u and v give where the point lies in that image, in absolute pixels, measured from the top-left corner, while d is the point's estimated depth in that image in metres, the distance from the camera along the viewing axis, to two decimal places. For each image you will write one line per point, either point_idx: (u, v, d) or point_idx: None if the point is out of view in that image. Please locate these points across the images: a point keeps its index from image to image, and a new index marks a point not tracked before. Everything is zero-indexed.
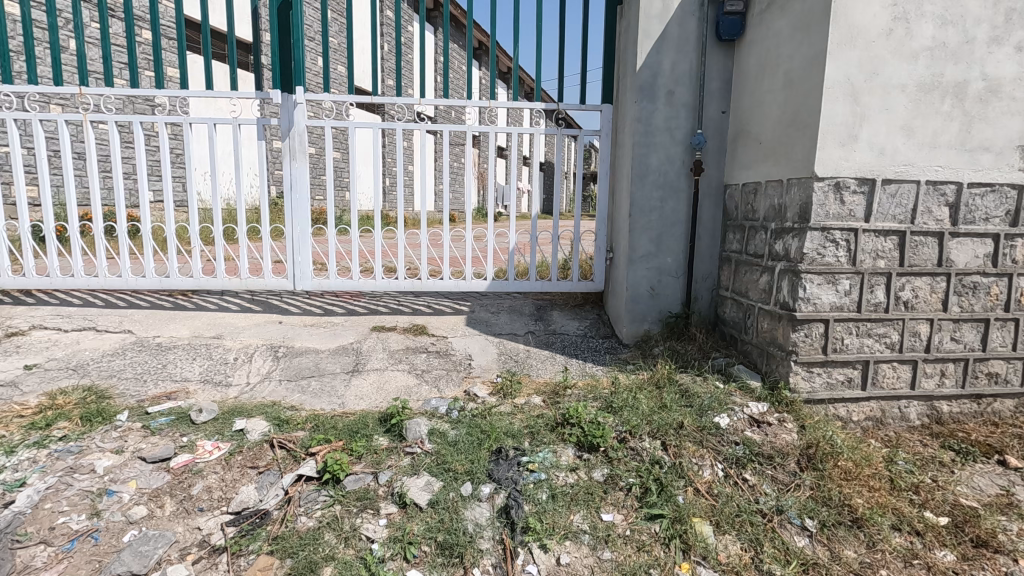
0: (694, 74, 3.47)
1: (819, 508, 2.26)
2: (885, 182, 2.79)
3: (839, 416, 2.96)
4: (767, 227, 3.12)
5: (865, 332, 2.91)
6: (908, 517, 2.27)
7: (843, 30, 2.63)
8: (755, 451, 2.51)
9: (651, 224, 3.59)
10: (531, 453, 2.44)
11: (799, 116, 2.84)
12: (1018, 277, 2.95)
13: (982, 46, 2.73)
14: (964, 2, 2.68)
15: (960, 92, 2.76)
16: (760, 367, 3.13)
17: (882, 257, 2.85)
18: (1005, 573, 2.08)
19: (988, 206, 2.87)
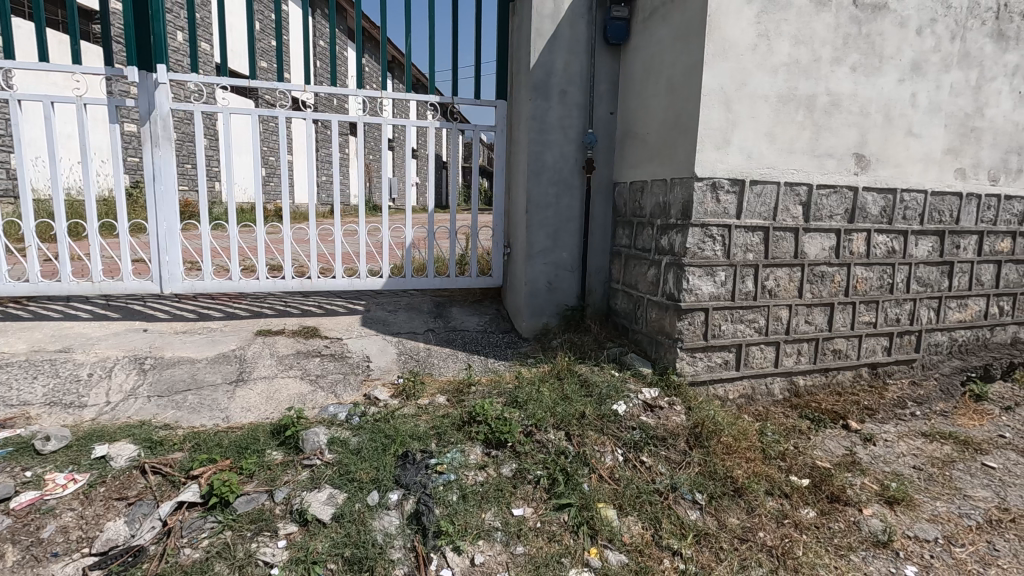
0: (585, 75, 3.59)
1: (707, 482, 2.47)
2: (752, 183, 3.10)
3: (718, 395, 3.25)
4: (653, 223, 3.33)
5: (738, 319, 3.22)
6: (778, 482, 2.55)
7: (717, 42, 2.87)
8: (650, 434, 2.68)
9: (547, 220, 3.67)
10: (439, 454, 2.39)
11: (681, 120, 3.06)
12: (854, 266, 3.43)
13: (827, 65, 3.12)
14: (812, 25, 3.04)
15: (810, 105, 3.13)
16: (650, 354, 3.34)
17: (750, 250, 3.17)
18: (854, 522, 2.42)
19: (832, 205, 3.30)
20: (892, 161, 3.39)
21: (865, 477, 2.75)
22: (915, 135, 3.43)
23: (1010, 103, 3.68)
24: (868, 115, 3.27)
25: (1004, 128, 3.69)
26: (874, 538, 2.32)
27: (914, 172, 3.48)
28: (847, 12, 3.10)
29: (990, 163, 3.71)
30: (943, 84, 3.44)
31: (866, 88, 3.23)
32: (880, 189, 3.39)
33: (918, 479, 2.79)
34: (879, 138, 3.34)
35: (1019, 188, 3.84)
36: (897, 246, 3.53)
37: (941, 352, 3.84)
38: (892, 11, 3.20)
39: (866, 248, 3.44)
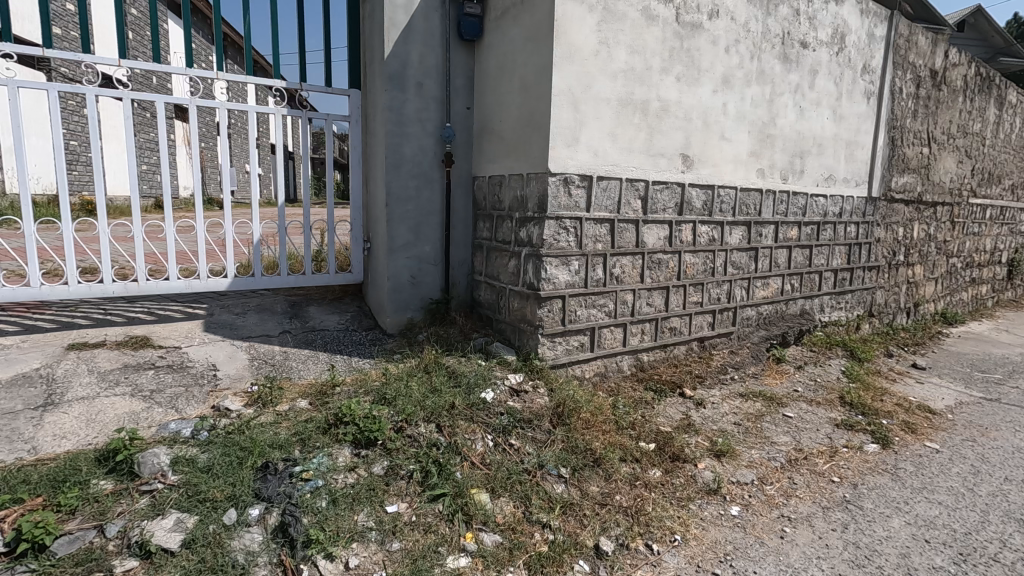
0: (441, 69, 3.60)
1: (570, 457, 2.66)
2: (599, 178, 3.36)
3: (576, 375, 3.50)
4: (512, 216, 3.46)
5: (591, 304, 3.49)
6: (630, 449, 2.83)
7: (564, 46, 3.06)
8: (517, 418, 2.81)
9: (408, 214, 3.63)
10: (304, 461, 2.27)
11: (534, 118, 3.22)
12: (684, 254, 3.90)
13: (657, 74, 3.49)
14: (644, 37, 3.38)
15: (645, 109, 3.48)
16: (514, 342, 3.49)
17: (599, 240, 3.45)
18: (691, 475, 2.79)
19: (665, 199, 3.71)
20: (710, 161, 3.91)
21: (698, 436, 3.16)
22: (727, 139, 3.99)
23: (794, 115, 4.44)
24: (691, 120, 3.73)
25: (790, 136, 4.45)
26: (707, 487, 2.70)
27: (727, 171, 4.04)
28: (671, 29, 3.50)
29: (782, 165, 4.45)
30: (746, 96, 4.04)
31: (688, 97, 3.68)
32: (702, 185, 3.89)
33: (737, 433, 3.29)
34: (700, 141, 3.83)
35: (803, 186, 4.66)
36: (716, 235, 4.09)
37: (752, 324, 4.53)
38: (706, 30, 3.68)
39: (693, 237, 3.93)
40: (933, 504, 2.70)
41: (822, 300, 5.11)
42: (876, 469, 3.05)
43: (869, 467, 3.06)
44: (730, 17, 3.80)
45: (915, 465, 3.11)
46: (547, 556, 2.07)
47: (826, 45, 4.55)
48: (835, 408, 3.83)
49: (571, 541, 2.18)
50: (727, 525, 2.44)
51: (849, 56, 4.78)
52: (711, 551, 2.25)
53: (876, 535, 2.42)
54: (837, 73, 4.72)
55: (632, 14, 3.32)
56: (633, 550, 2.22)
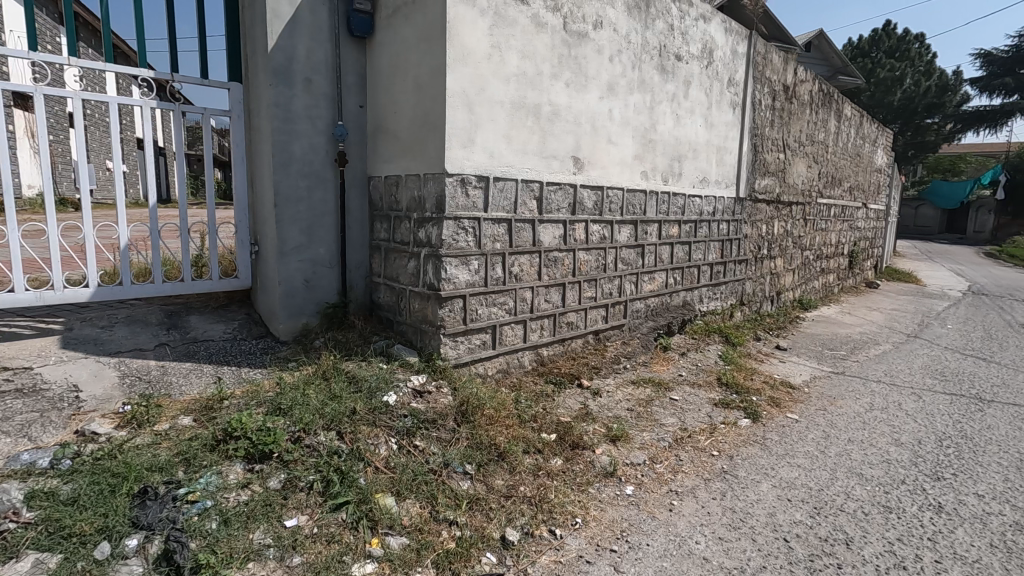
0: (330, 65, 3.48)
1: (474, 453, 2.70)
2: (495, 179, 3.44)
3: (479, 373, 3.55)
4: (410, 216, 3.44)
5: (492, 302, 3.56)
6: (532, 441, 2.94)
7: (456, 48, 3.09)
8: (421, 418, 2.80)
9: (300, 215, 3.47)
10: (189, 482, 2.11)
11: (429, 118, 3.22)
12: (578, 252, 4.10)
13: (547, 79, 3.63)
14: (533, 43, 3.50)
15: (537, 113, 3.61)
16: (415, 343, 3.47)
17: (497, 240, 3.52)
18: (590, 461, 2.95)
19: (559, 200, 3.87)
20: (599, 163, 4.13)
21: (595, 423, 3.35)
22: (613, 143, 4.24)
23: (672, 122, 4.82)
24: (580, 125, 3.92)
25: (669, 141, 4.82)
26: (604, 471, 2.87)
27: (615, 173, 4.30)
28: (559, 36, 3.66)
29: (663, 167, 4.81)
30: (629, 103, 4.32)
31: (577, 102, 3.86)
32: (592, 186, 4.11)
33: (630, 418, 3.52)
34: (589, 144, 4.04)
35: (681, 187, 5.07)
36: (607, 233, 4.33)
37: (641, 316, 4.85)
38: (592, 40, 3.89)
39: (585, 235, 4.14)
40: (794, 467, 3.08)
41: (701, 292, 5.60)
42: (748, 441, 3.41)
43: (743, 440, 3.41)
44: (613, 28, 4.04)
45: (779, 435, 3.52)
46: (454, 552, 2.09)
47: (697, 59, 4.98)
48: (714, 389, 4.22)
49: (478, 535, 2.22)
50: (623, 504, 2.61)
51: (717, 70, 5.27)
52: (609, 530, 2.40)
53: (749, 499, 2.72)
54: (707, 84, 5.19)
55: (522, 21, 3.42)
56: (537, 536, 2.30)
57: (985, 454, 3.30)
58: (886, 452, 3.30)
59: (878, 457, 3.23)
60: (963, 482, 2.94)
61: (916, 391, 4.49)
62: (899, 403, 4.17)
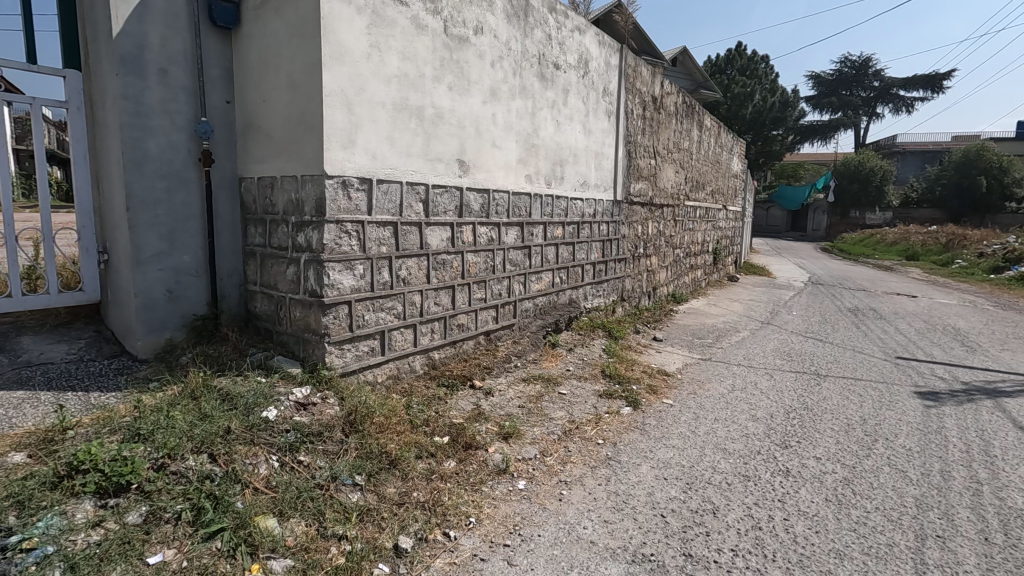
0: (189, 56, 3.20)
1: (364, 463, 2.63)
2: (379, 182, 3.36)
3: (368, 380, 3.44)
4: (287, 220, 3.26)
5: (379, 307, 3.47)
6: (425, 445, 2.92)
7: (332, 46, 2.98)
8: (305, 432, 2.67)
9: (158, 219, 3.15)
10: (23, 528, 1.82)
11: (304, 117, 3.07)
12: (466, 254, 4.13)
13: (429, 82, 3.62)
14: (414, 44, 3.47)
15: (420, 115, 3.59)
16: (298, 354, 3.29)
17: (383, 243, 3.45)
18: (483, 460, 2.99)
19: (445, 202, 3.88)
20: (484, 167, 4.20)
21: (488, 422, 3.40)
22: (497, 147, 4.33)
23: (553, 128, 5.03)
24: (464, 128, 3.96)
25: (550, 146, 5.02)
26: (497, 468, 2.93)
27: (500, 177, 4.39)
28: (440, 39, 3.66)
29: (545, 171, 5.00)
30: (511, 108, 4.44)
31: (460, 106, 3.89)
32: (478, 189, 4.17)
33: (522, 415, 3.62)
34: (474, 147, 4.09)
35: (564, 190, 5.31)
36: (494, 235, 4.42)
37: (530, 315, 5.00)
38: (473, 45, 3.94)
39: (473, 237, 4.18)
40: (669, 448, 3.35)
41: (585, 289, 5.90)
42: (630, 427, 3.65)
43: (625, 427, 3.65)
44: (493, 35, 4.12)
45: (656, 419, 3.82)
46: (345, 568, 2.02)
47: (575, 68, 5.24)
48: (599, 381, 4.47)
49: (369, 547, 2.16)
50: (516, 499, 2.68)
51: (593, 79, 5.59)
52: (502, 526, 2.45)
53: (631, 481, 2.91)
54: (584, 93, 5.47)
55: (401, 21, 3.38)
56: (431, 541, 2.29)
57: (822, 422, 3.83)
58: (745, 426, 3.71)
59: (739, 433, 3.61)
60: (804, 447, 3.38)
61: (769, 371, 5.09)
62: (755, 383, 4.70)
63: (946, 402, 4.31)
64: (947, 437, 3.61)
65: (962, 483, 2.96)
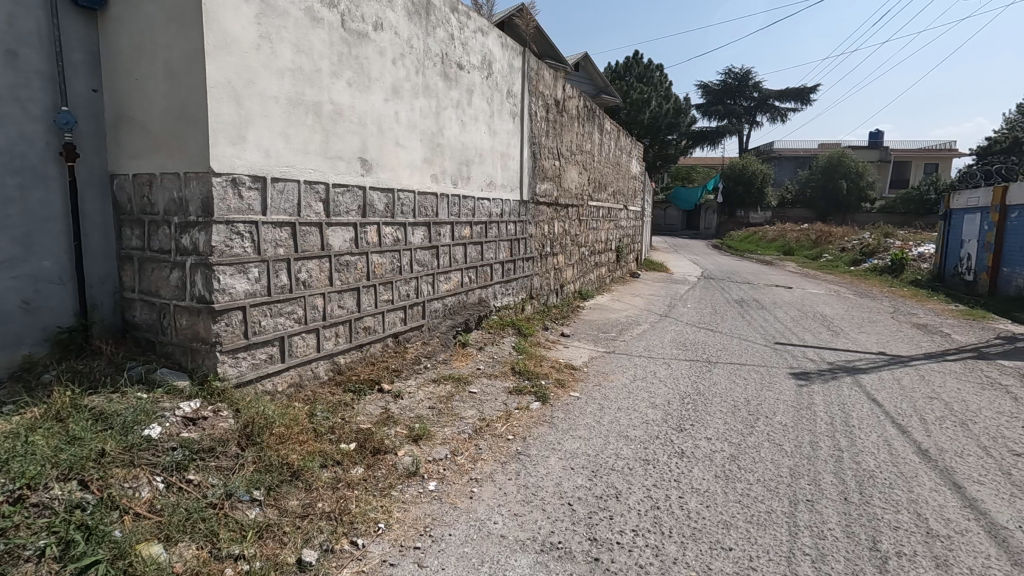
0: (44, 37, 2.85)
1: (263, 476, 2.50)
2: (274, 180, 3.19)
3: (267, 390, 3.25)
4: (169, 221, 3.00)
5: (277, 312, 3.30)
6: (330, 453, 2.82)
7: (216, 34, 2.79)
8: (194, 449, 2.49)
9: (10, 220, 2.78)
10: None
11: (186, 110, 2.85)
12: (371, 255, 4.03)
13: (326, 77, 3.49)
14: (309, 37, 3.33)
15: (317, 111, 3.45)
16: (186, 365, 3.05)
17: (280, 245, 3.27)
18: (393, 463, 2.94)
19: (347, 202, 3.76)
20: (387, 166, 4.12)
21: (397, 426, 3.35)
22: (401, 146, 4.26)
23: (457, 127, 5.04)
24: (365, 126, 3.86)
25: (455, 146, 5.02)
26: (407, 471, 2.89)
27: (404, 177, 4.32)
28: (337, 33, 3.54)
29: (451, 171, 5.00)
30: (415, 107, 4.39)
31: (361, 103, 3.79)
32: (382, 189, 4.08)
33: (432, 416, 3.60)
34: (376, 146, 4.00)
35: (471, 190, 5.33)
36: (400, 235, 4.35)
37: (440, 315, 4.98)
38: (372, 41, 3.85)
39: (378, 237, 4.09)
40: (576, 439, 3.48)
41: (495, 288, 5.96)
42: (539, 421, 3.75)
43: (534, 421, 3.74)
44: (394, 31, 4.05)
45: (564, 412, 3.95)
46: None
47: (478, 69, 5.28)
48: (509, 377, 4.55)
49: (269, 564, 2.06)
50: (426, 500, 2.67)
51: (496, 81, 5.66)
52: (413, 528, 2.42)
53: (539, 473, 3.00)
54: (488, 94, 5.53)
55: (294, 13, 3.23)
56: (338, 551, 2.22)
57: (712, 405, 4.16)
58: (645, 413, 3.95)
59: (639, 420, 3.83)
60: (697, 429, 3.65)
61: (666, 360, 5.44)
62: (654, 372, 5.01)
63: (815, 381, 4.83)
64: (816, 411, 4.06)
65: (827, 451, 3.35)
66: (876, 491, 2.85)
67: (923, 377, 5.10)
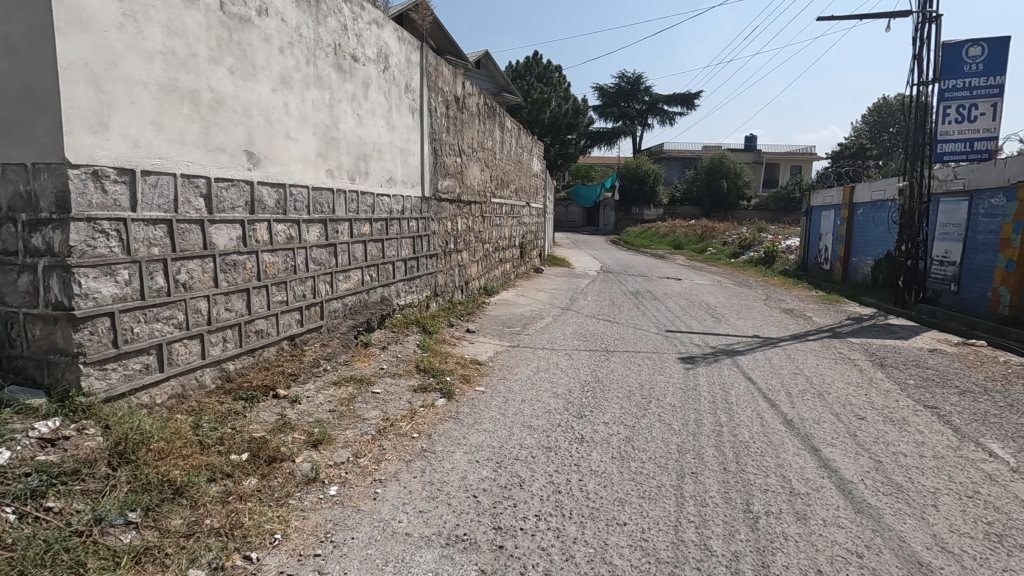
0: None
1: (140, 497, 2.29)
2: (145, 174, 2.91)
3: (143, 403, 2.97)
4: (15, 218, 2.65)
5: (153, 318, 3.02)
6: (219, 466, 2.65)
7: (69, 9, 2.49)
8: (55, 473, 2.22)
9: None
10: None
11: (33, 93, 2.53)
12: (261, 254, 3.81)
13: (204, 63, 3.24)
14: (182, 18, 3.07)
15: (194, 99, 3.19)
16: (41, 381, 2.71)
17: (154, 244, 3.00)
18: (290, 471, 2.81)
19: (232, 197, 3.52)
20: (277, 160, 3.90)
21: (294, 432, 3.20)
22: (292, 139, 4.06)
23: (353, 121, 4.88)
24: (251, 116, 3.63)
25: (352, 140, 4.87)
26: (306, 478, 2.78)
27: (297, 171, 4.13)
28: (215, 17, 3.29)
29: (348, 166, 4.84)
30: (305, 99, 4.19)
31: (244, 92, 3.56)
32: (272, 184, 3.86)
33: (332, 420, 3.48)
34: (263, 139, 3.77)
35: (369, 186, 5.19)
36: (294, 233, 4.14)
37: (339, 315, 4.81)
38: (256, 27, 3.62)
39: (268, 235, 3.87)
40: (481, 432, 3.53)
41: (397, 286, 5.86)
42: (444, 418, 3.76)
43: (439, 418, 3.73)
44: (280, 18, 3.84)
45: (469, 407, 3.99)
46: None
47: (374, 62, 5.14)
48: (413, 376, 4.51)
49: None
50: (327, 506, 2.58)
51: (393, 75, 5.54)
52: (312, 536, 2.34)
53: (445, 469, 3.01)
54: (385, 88, 5.41)
55: None
56: (230, 567, 2.09)
57: (610, 391, 4.39)
58: (548, 403, 4.09)
59: (542, 409, 3.96)
60: (595, 415, 3.84)
61: (567, 351, 5.66)
62: (556, 363, 5.19)
63: (700, 364, 5.26)
64: (700, 391, 4.43)
65: (710, 427, 3.66)
66: (750, 460, 3.17)
67: (789, 356, 5.72)
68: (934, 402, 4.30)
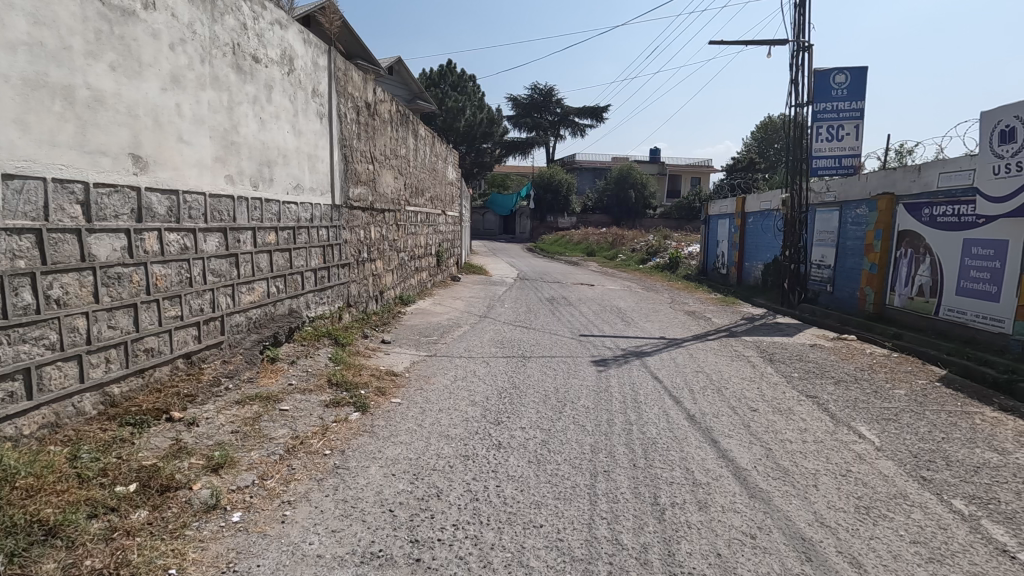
0: None
1: (3, 542, 2.03)
2: (8, 178, 2.61)
3: (6, 437, 2.63)
4: None
5: (19, 339, 2.70)
6: (102, 500, 2.41)
7: None
8: None
9: None
10: None
11: None
12: (150, 265, 3.51)
13: (79, 57, 2.95)
14: (52, 7, 2.78)
15: (68, 96, 2.89)
16: None
17: (19, 257, 2.69)
18: (186, 500, 2.60)
19: (115, 205, 3.22)
20: (168, 164, 3.63)
21: (191, 457, 2.97)
22: (185, 142, 3.79)
23: (255, 125, 4.63)
24: (136, 117, 3.34)
25: (253, 145, 4.62)
26: (205, 505, 2.58)
27: (191, 177, 3.85)
28: (92, 7, 3.01)
29: (250, 172, 4.58)
30: (200, 100, 3.93)
31: (128, 90, 3.27)
32: (162, 190, 3.58)
33: (235, 441, 3.26)
34: (151, 141, 3.49)
35: (273, 194, 4.95)
36: (188, 242, 3.86)
37: (241, 329, 4.53)
38: (142, 20, 3.35)
39: (159, 245, 3.58)
40: (397, 444, 3.46)
41: (307, 297, 5.62)
42: (358, 432, 3.65)
43: (353, 432, 3.62)
44: (170, 13, 3.58)
45: (385, 419, 3.89)
46: None
47: (277, 64, 4.92)
48: (325, 390, 4.33)
49: None
50: (229, 534, 2.42)
51: (299, 78, 5.33)
52: (212, 567, 2.18)
53: (359, 485, 2.91)
54: (290, 92, 5.19)
55: None
56: None
57: (526, 396, 4.47)
58: (465, 411, 4.09)
59: (459, 418, 3.95)
60: (513, 421, 3.89)
61: (485, 358, 5.69)
62: (474, 371, 5.20)
63: (611, 366, 5.49)
64: (612, 392, 4.62)
65: (620, 426, 3.83)
66: (657, 455, 3.35)
67: (692, 355, 6.12)
68: (815, 392, 4.78)
